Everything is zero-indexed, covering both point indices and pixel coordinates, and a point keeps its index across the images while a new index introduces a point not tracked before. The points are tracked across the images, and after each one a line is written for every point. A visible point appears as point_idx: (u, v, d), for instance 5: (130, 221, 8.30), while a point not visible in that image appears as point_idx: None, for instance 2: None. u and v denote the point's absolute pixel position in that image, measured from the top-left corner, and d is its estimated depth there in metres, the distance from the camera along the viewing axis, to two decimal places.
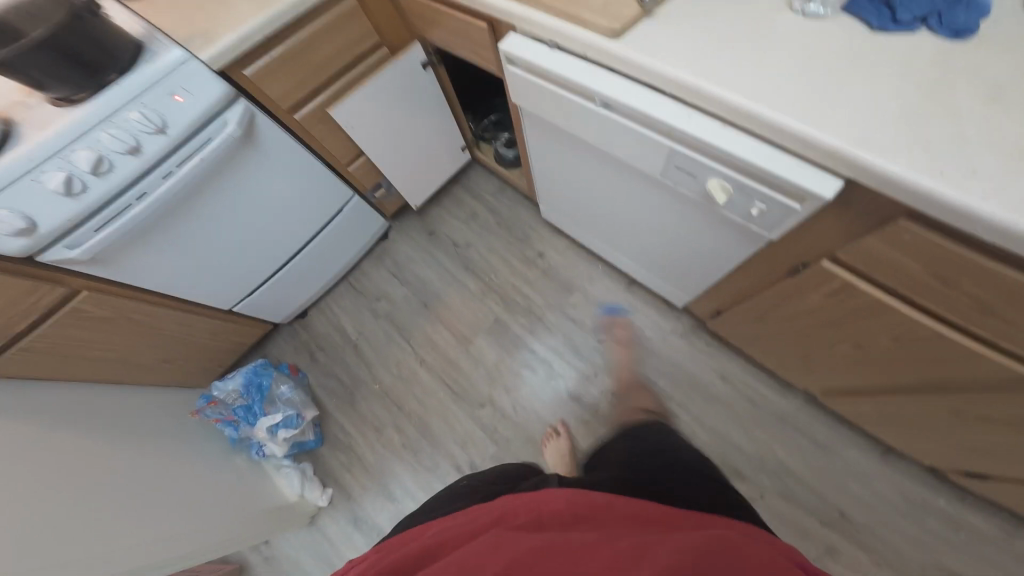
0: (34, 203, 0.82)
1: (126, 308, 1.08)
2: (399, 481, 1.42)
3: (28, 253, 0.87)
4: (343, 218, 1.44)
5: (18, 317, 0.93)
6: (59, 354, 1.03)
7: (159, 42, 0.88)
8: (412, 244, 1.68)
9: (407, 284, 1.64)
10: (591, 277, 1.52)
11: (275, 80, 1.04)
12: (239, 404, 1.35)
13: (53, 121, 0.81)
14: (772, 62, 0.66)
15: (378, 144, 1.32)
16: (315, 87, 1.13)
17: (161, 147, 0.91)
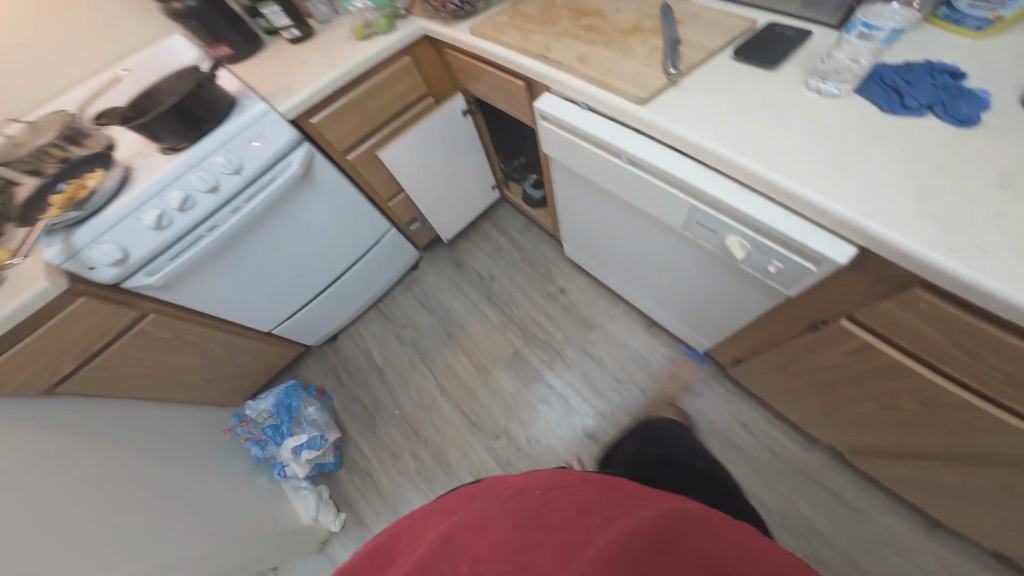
0: (132, 236, 0.96)
1: (182, 329, 1.18)
2: (412, 508, 1.44)
3: (115, 282, 1.00)
4: (379, 248, 1.54)
5: (94, 338, 1.04)
6: (122, 372, 1.13)
7: (250, 99, 1.05)
8: (440, 274, 1.77)
9: (433, 312, 1.71)
10: (612, 316, 1.55)
11: (335, 128, 1.17)
12: (268, 423, 1.40)
13: (159, 168, 0.97)
14: (788, 133, 0.72)
15: (417, 183, 1.44)
16: (367, 134, 1.26)
17: (235, 185, 1.04)
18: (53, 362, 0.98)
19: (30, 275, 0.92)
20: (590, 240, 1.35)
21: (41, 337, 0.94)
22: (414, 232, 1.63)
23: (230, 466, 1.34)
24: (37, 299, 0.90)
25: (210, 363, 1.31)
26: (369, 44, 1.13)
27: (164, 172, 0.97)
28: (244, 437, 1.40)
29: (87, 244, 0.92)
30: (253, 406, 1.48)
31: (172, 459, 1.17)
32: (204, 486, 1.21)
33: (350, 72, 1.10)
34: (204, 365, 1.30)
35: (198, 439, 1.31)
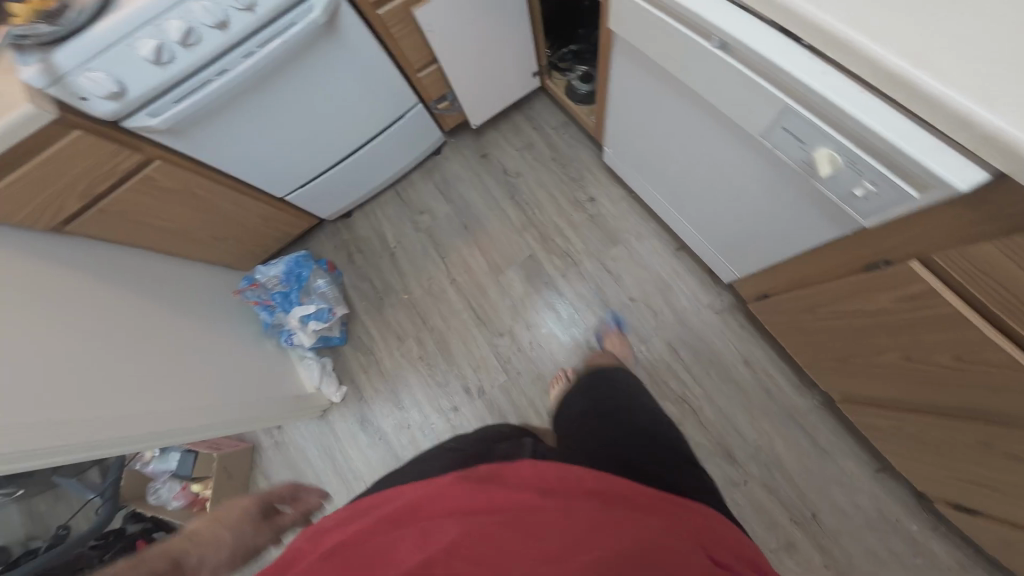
0: (128, 68, 0.82)
1: (191, 182, 1.09)
2: (410, 389, 1.53)
3: (115, 117, 0.88)
4: (402, 124, 1.37)
5: (97, 178, 0.95)
6: (131, 221, 1.06)
7: None
8: (464, 163, 1.62)
9: (452, 203, 1.61)
10: (640, 235, 1.47)
11: None
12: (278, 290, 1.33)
13: None
14: (955, 24, 0.56)
15: (451, 53, 1.22)
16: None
17: (247, 25, 0.87)
18: (48, 203, 0.91)
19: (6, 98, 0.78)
20: (641, 147, 1.20)
21: (33, 175, 0.85)
22: (442, 112, 1.44)
23: (239, 326, 1.37)
24: (19, 130, 0.78)
25: (220, 224, 1.24)
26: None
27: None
28: (254, 300, 1.37)
29: (71, 71, 0.77)
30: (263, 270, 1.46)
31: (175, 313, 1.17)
32: (208, 342, 1.23)
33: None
34: (214, 223, 1.23)
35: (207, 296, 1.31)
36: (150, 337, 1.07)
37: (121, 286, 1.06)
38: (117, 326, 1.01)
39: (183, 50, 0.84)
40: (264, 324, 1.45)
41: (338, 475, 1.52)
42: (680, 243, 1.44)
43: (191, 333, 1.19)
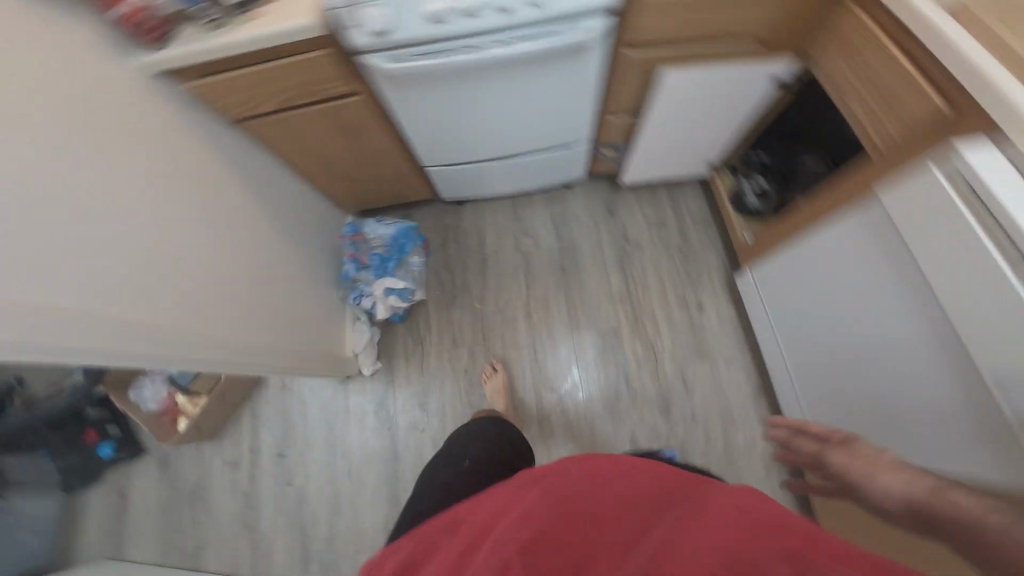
0: (407, 14, 0.78)
1: (369, 124, 1.05)
2: (440, 398, 1.43)
3: (357, 49, 0.83)
4: (566, 153, 1.27)
5: (299, 93, 0.91)
6: (296, 135, 1.03)
7: None
8: (587, 208, 1.55)
9: (560, 239, 1.54)
10: (727, 358, 1.46)
11: (650, 12, 0.82)
12: (378, 252, 1.26)
13: None
14: None
15: (657, 129, 1.12)
16: (674, 38, 0.89)
17: (525, 19, 0.80)
18: (256, 98, 0.90)
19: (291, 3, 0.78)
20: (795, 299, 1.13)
21: (264, 71, 0.84)
22: (601, 157, 1.33)
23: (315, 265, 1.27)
24: (285, 37, 0.77)
25: (361, 165, 1.19)
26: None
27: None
28: (349, 250, 1.28)
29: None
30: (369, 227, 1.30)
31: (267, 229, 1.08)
32: (281, 272, 1.13)
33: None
34: (356, 164, 1.19)
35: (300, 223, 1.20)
36: (236, 241, 0.97)
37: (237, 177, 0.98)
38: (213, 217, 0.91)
39: (459, 17, 0.79)
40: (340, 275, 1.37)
41: (327, 445, 1.42)
42: (761, 385, 1.44)
43: (271, 253, 1.09)
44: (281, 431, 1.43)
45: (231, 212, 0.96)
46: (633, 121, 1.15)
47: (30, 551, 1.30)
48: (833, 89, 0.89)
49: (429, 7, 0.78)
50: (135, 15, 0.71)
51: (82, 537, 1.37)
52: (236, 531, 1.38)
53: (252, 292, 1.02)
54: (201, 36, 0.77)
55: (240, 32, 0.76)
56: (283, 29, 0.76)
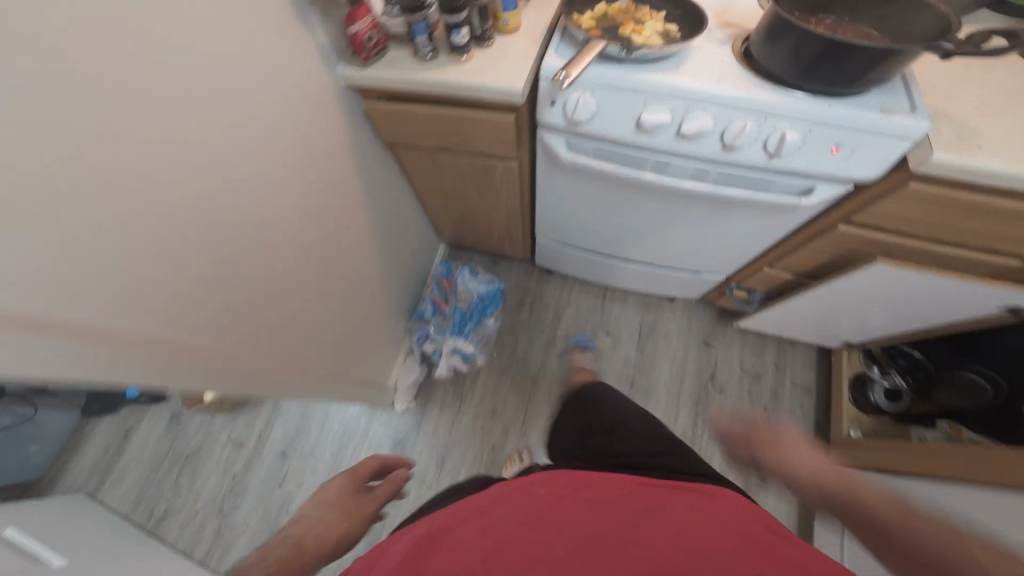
0: (617, 114, 0.70)
1: (512, 187, 0.94)
2: (457, 469, 1.26)
3: (543, 123, 0.75)
4: (697, 278, 1.11)
5: (462, 140, 0.83)
6: (435, 165, 0.95)
7: (897, 99, 0.65)
8: (683, 329, 1.33)
9: (642, 351, 1.32)
10: None
11: (899, 202, 0.71)
12: (458, 308, 1.17)
13: (730, 84, 0.66)
14: None
15: (818, 298, 0.98)
16: (897, 226, 0.77)
17: (744, 162, 0.71)
18: (422, 133, 0.85)
19: (508, 60, 0.72)
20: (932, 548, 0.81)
21: (437, 114, 0.78)
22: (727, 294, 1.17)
23: (392, 288, 1.18)
24: (485, 90, 0.70)
25: (481, 211, 1.10)
26: None
27: (734, 89, 0.65)
28: (431, 294, 1.20)
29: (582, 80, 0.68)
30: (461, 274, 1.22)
31: (365, 247, 1.00)
32: (361, 293, 1.05)
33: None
34: (478, 210, 1.10)
35: (389, 245, 1.11)
36: (328, 255, 0.88)
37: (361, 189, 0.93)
38: (320, 226, 0.82)
39: (673, 137, 0.70)
40: (413, 309, 1.30)
41: (332, 462, 1.32)
42: None
43: (361, 271, 1.01)
44: (298, 426, 1.37)
45: (341, 224, 0.89)
46: (792, 278, 1.01)
47: (51, 448, 1.33)
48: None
49: (639, 115, 0.69)
50: (363, 32, 0.70)
51: (89, 456, 1.37)
52: (210, 511, 1.31)
53: (331, 308, 0.93)
54: (413, 67, 0.73)
55: (448, 72, 0.72)
56: (487, 84, 0.70)
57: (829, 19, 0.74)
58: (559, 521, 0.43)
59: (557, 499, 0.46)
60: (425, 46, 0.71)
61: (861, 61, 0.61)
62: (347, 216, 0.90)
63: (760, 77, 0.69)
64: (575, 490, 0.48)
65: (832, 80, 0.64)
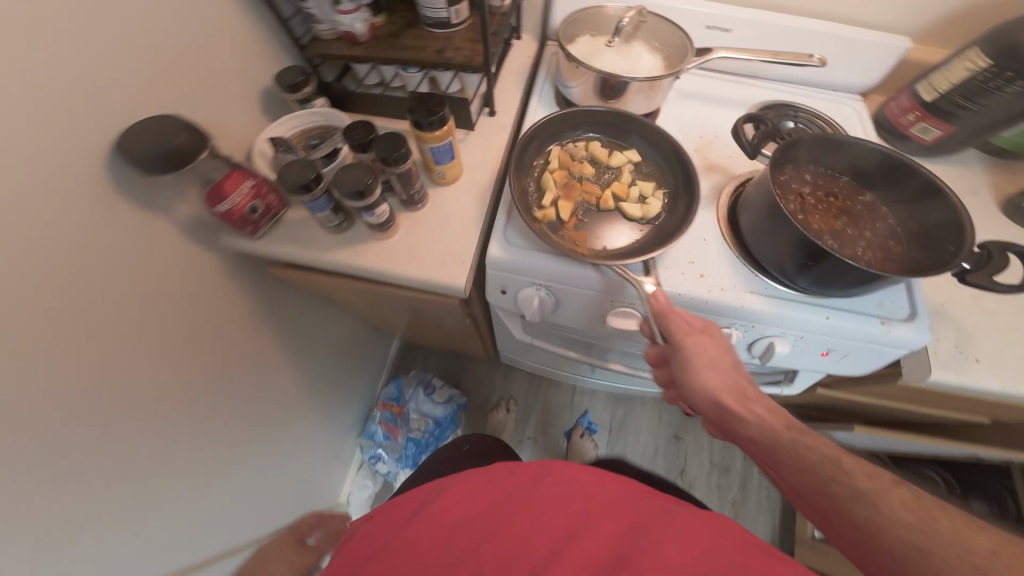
0: (578, 305, 0.63)
1: (470, 328, 0.85)
2: None
3: (497, 300, 0.67)
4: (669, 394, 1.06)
5: (406, 303, 0.73)
6: (379, 306, 0.83)
7: (898, 300, 0.57)
8: (654, 424, 1.27)
9: (612, 449, 1.25)
10: None
11: (888, 388, 0.65)
12: (414, 437, 1.17)
13: (706, 286, 0.57)
14: None
15: None
16: (875, 398, 0.71)
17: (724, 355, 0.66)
18: (363, 293, 0.73)
19: (444, 241, 0.62)
20: None
21: (372, 288, 0.67)
22: None
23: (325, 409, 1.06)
24: (421, 280, 0.60)
25: (437, 331, 0.98)
26: None
27: (710, 296, 0.57)
28: (385, 421, 1.19)
29: (527, 278, 0.60)
30: (417, 396, 1.20)
31: (281, 384, 0.86)
32: (286, 433, 0.91)
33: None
34: (437, 330, 1.00)
35: (315, 366, 0.98)
36: (233, 422, 0.74)
37: (266, 328, 0.79)
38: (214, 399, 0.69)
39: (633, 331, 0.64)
40: (365, 431, 1.22)
41: None
42: None
43: (280, 411, 0.88)
44: None
45: (244, 381, 0.75)
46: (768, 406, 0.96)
47: None
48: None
49: (605, 310, 0.62)
50: (241, 206, 0.58)
51: None
52: None
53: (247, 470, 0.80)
54: (329, 244, 0.64)
55: (378, 257, 0.62)
56: (415, 277, 0.60)
57: (841, 177, 0.61)
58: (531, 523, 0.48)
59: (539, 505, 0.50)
60: (328, 218, 0.61)
61: (855, 276, 0.51)
62: (250, 368, 0.76)
63: (744, 262, 0.59)
64: (557, 497, 0.51)
65: (820, 284, 0.55)
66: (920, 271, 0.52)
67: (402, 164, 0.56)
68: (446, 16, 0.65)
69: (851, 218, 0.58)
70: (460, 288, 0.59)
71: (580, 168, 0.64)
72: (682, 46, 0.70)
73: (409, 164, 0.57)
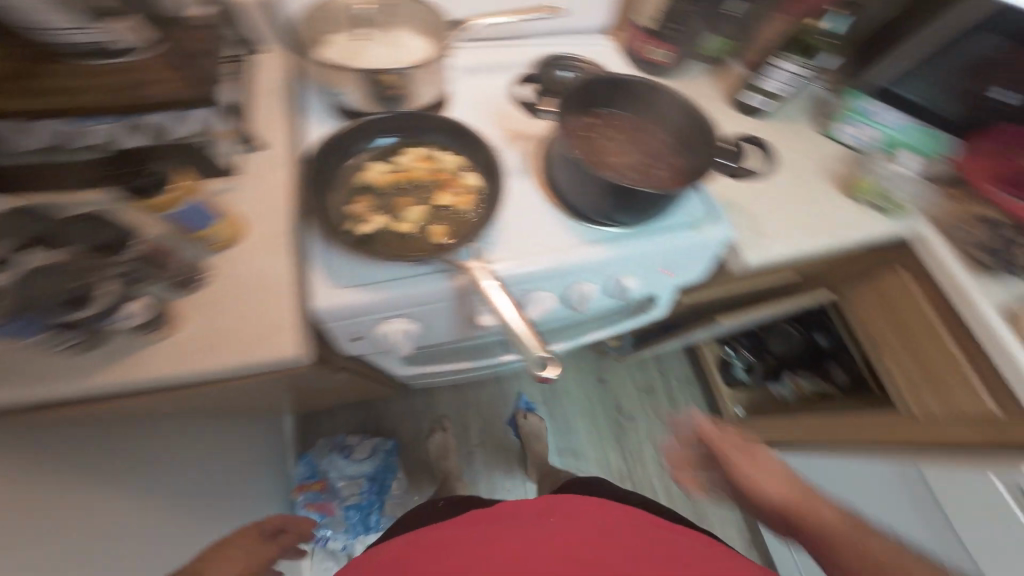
0: (442, 321, 0.55)
1: (343, 380, 0.75)
2: None
3: (353, 351, 0.57)
4: None
5: (246, 386, 0.59)
6: (217, 402, 0.67)
7: (703, 203, 0.62)
8: (576, 376, 1.37)
9: (551, 415, 1.32)
10: (726, 525, 1.33)
11: (725, 280, 0.73)
12: (352, 503, 1.05)
13: (549, 251, 0.56)
14: None
15: (674, 338, 1.04)
16: (725, 290, 0.81)
17: (599, 307, 0.65)
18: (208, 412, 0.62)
19: (249, 309, 0.49)
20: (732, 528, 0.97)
21: (188, 393, 0.53)
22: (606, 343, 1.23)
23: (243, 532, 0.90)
24: (239, 367, 0.47)
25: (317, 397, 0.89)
26: (868, 217, 0.68)
27: (556, 261, 0.55)
28: (313, 505, 1.04)
29: (378, 315, 0.51)
30: (336, 462, 1.08)
31: (195, 551, 0.72)
32: None
33: (844, 243, 0.66)
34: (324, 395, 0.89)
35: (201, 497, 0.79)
36: None
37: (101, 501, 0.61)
38: None
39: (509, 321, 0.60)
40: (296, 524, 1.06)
41: None
42: (761, 545, 1.32)
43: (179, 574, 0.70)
44: None
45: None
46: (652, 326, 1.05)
47: None
48: (871, 333, 0.84)
49: (472, 315, 0.56)
50: None
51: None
52: None
53: None
54: (84, 369, 0.47)
55: (172, 360, 0.47)
56: (233, 368, 0.47)
57: (623, 113, 0.64)
58: (542, 546, 0.56)
59: (548, 532, 0.59)
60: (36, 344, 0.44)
61: (651, 200, 0.55)
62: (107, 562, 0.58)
63: (567, 219, 0.60)
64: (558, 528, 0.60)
65: (643, 214, 0.57)
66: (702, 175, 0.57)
67: (119, 247, 0.44)
68: (109, 38, 0.45)
69: (639, 146, 0.62)
70: (295, 357, 0.48)
71: (431, 162, 0.54)
72: (439, 23, 0.63)
73: (135, 246, 0.45)
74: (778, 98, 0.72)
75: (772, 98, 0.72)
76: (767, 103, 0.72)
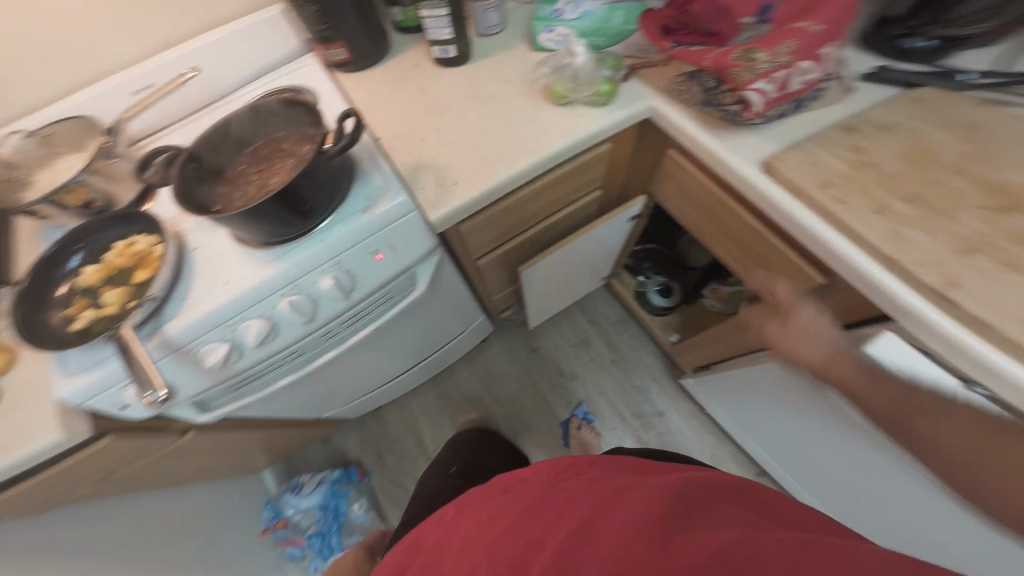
0: (182, 374, 0.61)
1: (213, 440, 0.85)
2: None
3: (142, 416, 0.66)
4: (460, 339, 1.10)
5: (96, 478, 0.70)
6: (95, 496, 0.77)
7: (382, 177, 0.60)
8: (510, 356, 1.38)
9: (496, 401, 1.33)
10: (715, 458, 1.22)
11: (475, 235, 0.71)
12: (313, 531, 1.20)
13: (233, 280, 0.58)
14: None
15: (539, 294, 1.01)
16: (504, 240, 0.77)
17: (337, 310, 0.65)
18: (81, 499, 0.71)
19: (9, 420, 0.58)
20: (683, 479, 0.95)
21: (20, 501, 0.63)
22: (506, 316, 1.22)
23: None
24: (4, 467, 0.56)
25: (236, 454, 1.01)
26: (583, 114, 0.63)
27: (240, 288, 0.57)
28: (284, 541, 1.20)
29: (110, 389, 0.58)
30: (290, 500, 1.22)
31: None
32: None
33: (554, 155, 0.62)
34: (238, 452, 1.01)
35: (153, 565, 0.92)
36: None
37: None
38: None
39: (248, 352, 0.63)
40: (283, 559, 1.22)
41: None
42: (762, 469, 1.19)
43: None
44: None
45: None
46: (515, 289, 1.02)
47: None
48: (694, 222, 0.75)
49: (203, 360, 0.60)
50: None
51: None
52: None
53: None
54: None
55: None
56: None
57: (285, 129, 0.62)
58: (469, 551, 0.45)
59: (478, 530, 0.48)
60: None
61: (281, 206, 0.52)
62: None
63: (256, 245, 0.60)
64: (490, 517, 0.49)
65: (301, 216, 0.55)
66: (329, 165, 0.54)
67: None
68: None
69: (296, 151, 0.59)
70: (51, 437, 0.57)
71: (127, 249, 0.60)
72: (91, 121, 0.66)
73: None
74: (453, 41, 0.66)
75: (451, 42, 0.66)
76: (450, 48, 0.67)
